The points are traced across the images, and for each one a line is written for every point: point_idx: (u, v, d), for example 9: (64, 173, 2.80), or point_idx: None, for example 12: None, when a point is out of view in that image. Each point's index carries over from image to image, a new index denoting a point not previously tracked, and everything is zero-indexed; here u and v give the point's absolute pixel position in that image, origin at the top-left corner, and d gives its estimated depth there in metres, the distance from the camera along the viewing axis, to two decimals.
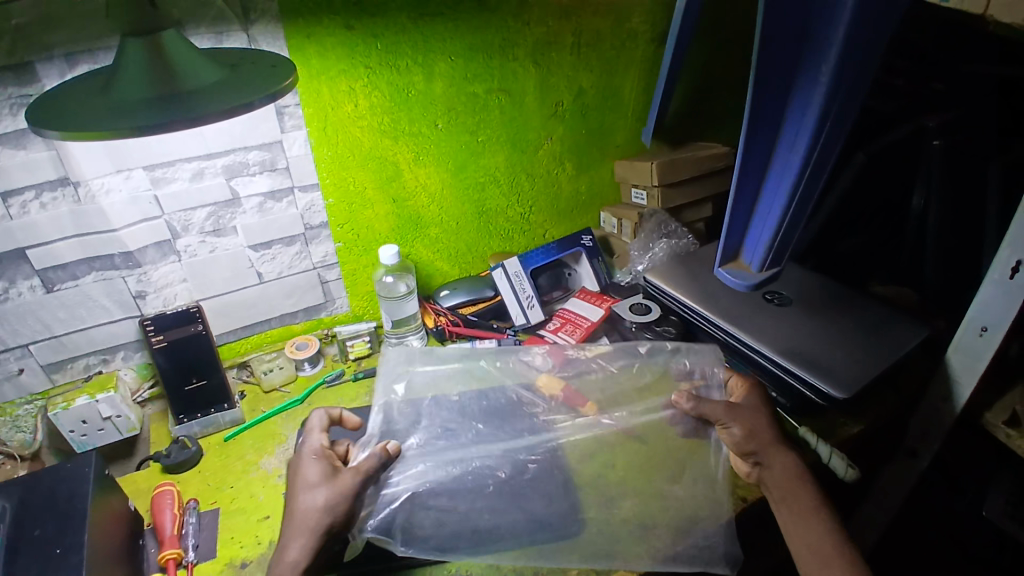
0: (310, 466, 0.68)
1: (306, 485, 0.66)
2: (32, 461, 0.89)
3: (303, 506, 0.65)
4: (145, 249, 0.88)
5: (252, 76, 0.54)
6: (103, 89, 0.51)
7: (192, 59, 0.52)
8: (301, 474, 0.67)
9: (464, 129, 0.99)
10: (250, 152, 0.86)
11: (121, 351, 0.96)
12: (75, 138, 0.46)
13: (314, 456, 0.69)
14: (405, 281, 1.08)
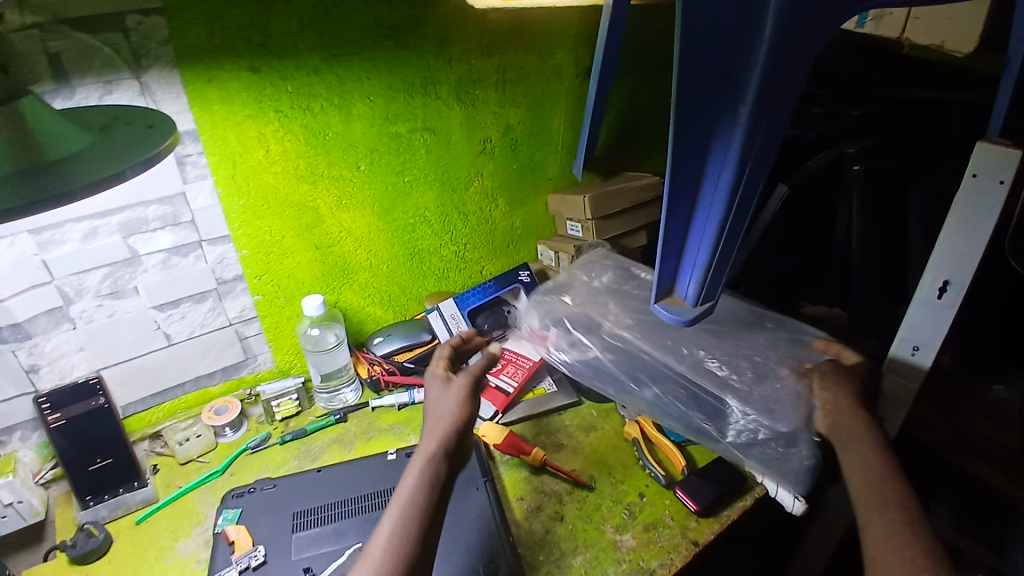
0: (433, 381, 0.81)
1: (434, 396, 0.79)
2: None
3: (432, 405, 0.77)
4: (36, 318, 0.78)
5: (127, 136, 0.48)
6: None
7: (55, 124, 0.46)
8: (429, 390, 0.80)
9: (389, 170, 0.95)
10: (150, 206, 0.79)
11: (17, 431, 0.84)
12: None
13: (435, 376, 0.82)
14: (333, 331, 1.02)
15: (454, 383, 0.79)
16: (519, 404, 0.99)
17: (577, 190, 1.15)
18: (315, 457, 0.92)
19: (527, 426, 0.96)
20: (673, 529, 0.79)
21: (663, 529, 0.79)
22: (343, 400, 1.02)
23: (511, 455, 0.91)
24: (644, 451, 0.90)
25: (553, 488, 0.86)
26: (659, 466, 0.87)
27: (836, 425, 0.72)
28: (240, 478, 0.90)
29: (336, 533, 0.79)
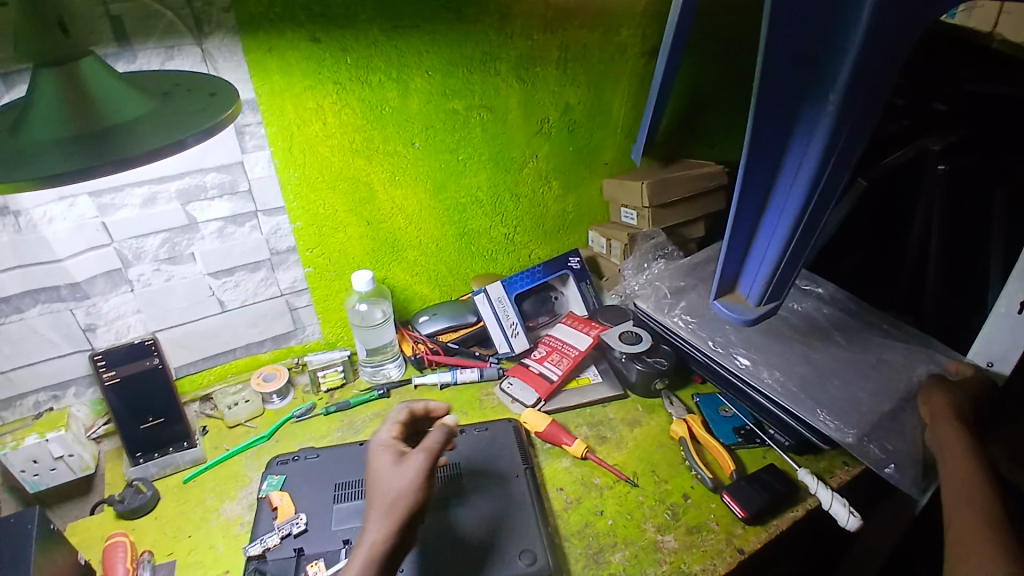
0: (380, 454, 0.66)
1: (380, 473, 0.64)
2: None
3: (376, 484, 0.63)
4: (94, 279, 0.80)
5: (186, 108, 0.47)
6: (13, 128, 0.45)
7: (120, 94, 0.46)
8: (373, 462, 0.66)
9: (443, 148, 0.93)
10: (208, 174, 0.79)
11: (73, 386, 0.88)
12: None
13: (384, 446, 0.67)
14: (381, 308, 1.02)
15: (404, 463, 0.64)
16: (562, 393, 0.97)
17: (634, 175, 1.11)
18: (358, 430, 0.94)
19: (569, 415, 0.95)
20: (718, 535, 0.78)
21: (706, 533, 0.78)
22: (387, 376, 1.02)
23: (552, 444, 0.90)
24: (693, 452, 0.87)
25: (593, 481, 0.85)
26: (706, 468, 0.86)
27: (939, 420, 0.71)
28: (285, 445, 0.92)
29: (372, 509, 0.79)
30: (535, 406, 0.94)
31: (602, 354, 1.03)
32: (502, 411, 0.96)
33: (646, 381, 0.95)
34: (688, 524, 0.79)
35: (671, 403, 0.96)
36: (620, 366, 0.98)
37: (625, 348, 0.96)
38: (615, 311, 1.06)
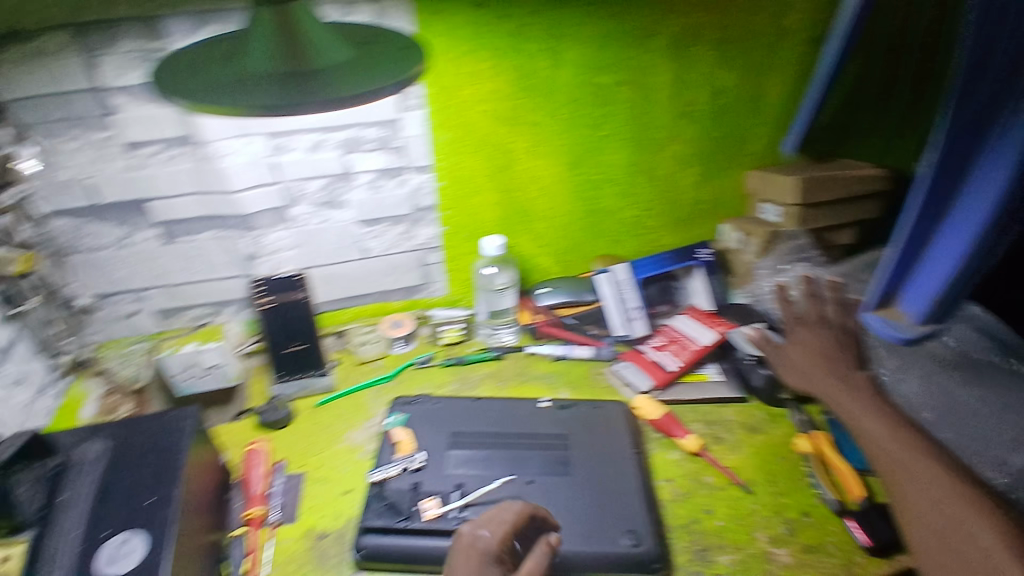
0: (476, 567, 0.64)
1: None
2: (136, 396, 0.93)
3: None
4: (261, 213, 0.88)
5: (382, 58, 0.50)
6: (228, 57, 0.49)
7: (324, 38, 0.48)
8: (455, 564, 0.65)
9: (586, 121, 0.92)
10: (369, 128, 0.84)
11: (231, 306, 0.98)
12: (201, 110, 0.45)
13: (490, 551, 0.65)
14: (506, 274, 1.04)
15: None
16: (677, 385, 0.98)
17: (783, 169, 1.03)
18: (472, 386, 0.98)
19: (684, 410, 0.95)
20: (837, 560, 0.74)
21: (824, 555, 0.75)
22: (502, 341, 1.06)
23: (663, 434, 0.91)
24: (819, 471, 0.83)
25: (704, 480, 0.85)
26: (833, 489, 0.81)
27: (800, 339, 0.91)
28: (407, 388, 0.99)
29: (481, 461, 0.84)
30: (647, 393, 0.95)
31: (725, 354, 1.01)
32: (611, 392, 0.97)
33: (771, 391, 0.95)
34: (804, 543, 0.76)
35: (795, 415, 0.93)
36: (744, 369, 0.97)
37: (752, 351, 0.96)
38: (744, 311, 1.02)
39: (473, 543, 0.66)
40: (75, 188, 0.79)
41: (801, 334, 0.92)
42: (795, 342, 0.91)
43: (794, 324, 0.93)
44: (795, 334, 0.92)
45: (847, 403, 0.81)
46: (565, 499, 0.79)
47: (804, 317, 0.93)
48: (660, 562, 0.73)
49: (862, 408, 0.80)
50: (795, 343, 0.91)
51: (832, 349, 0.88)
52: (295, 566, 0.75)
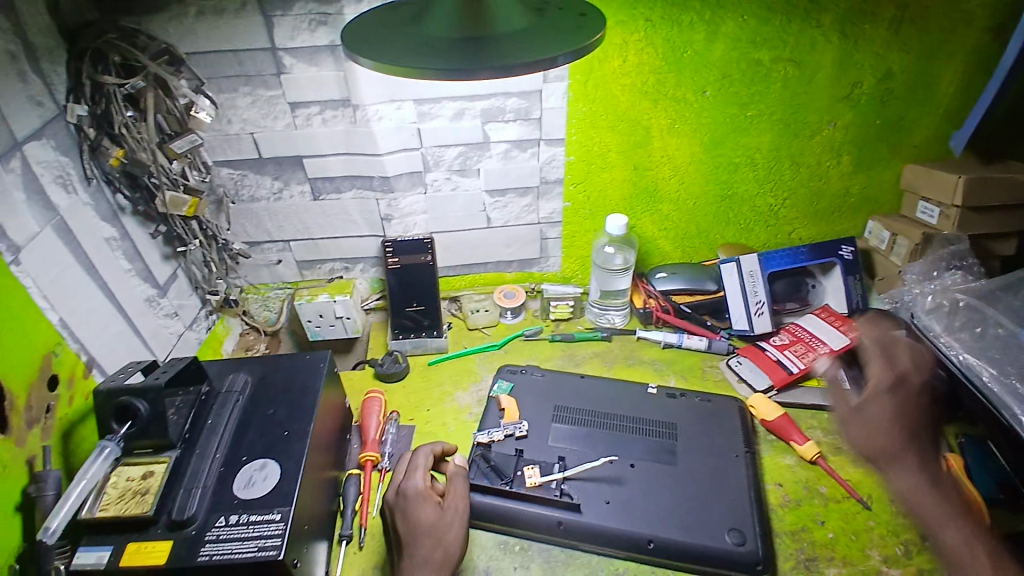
0: (422, 508, 0.69)
1: (428, 523, 0.68)
2: (270, 338, 1.06)
3: (410, 545, 0.67)
4: (400, 176, 0.92)
5: (558, 25, 0.50)
6: (415, 20, 0.52)
7: (505, 5, 0.50)
8: (407, 511, 0.69)
9: (733, 101, 0.88)
10: (510, 98, 0.85)
11: (361, 263, 1.05)
12: (384, 70, 0.47)
13: (421, 495, 0.70)
14: (624, 256, 1.03)
15: (445, 534, 0.68)
16: (799, 388, 0.93)
17: (948, 166, 0.95)
18: (578, 364, 0.99)
19: (801, 414, 0.91)
20: None
21: None
22: (611, 322, 1.06)
23: (778, 437, 0.87)
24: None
25: (818, 489, 0.80)
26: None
27: (872, 407, 0.79)
28: (513, 358, 1.01)
29: (583, 437, 0.84)
30: (766, 393, 0.91)
31: None
32: (725, 388, 0.95)
33: None
34: (921, 568, 0.70)
35: None
36: None
37: None
38: (881, 316, 0.96)
39: (403, 492, 0.71)
40: (243, 141, 0.87)
41: (874, 401, 0.80)
42: (869, 407, 0.79)
43: (871, 397, 0.81)
44: (868, 398, 0.81)
45: (910, 462, 0.72)
46: (667, 488, 0.77)
47: (881, 372, 0.83)
48: (763, 565, 0.70)
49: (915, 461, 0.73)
50: (871, 404, 0.80)
51: (910, 411, 0.78)
52: None
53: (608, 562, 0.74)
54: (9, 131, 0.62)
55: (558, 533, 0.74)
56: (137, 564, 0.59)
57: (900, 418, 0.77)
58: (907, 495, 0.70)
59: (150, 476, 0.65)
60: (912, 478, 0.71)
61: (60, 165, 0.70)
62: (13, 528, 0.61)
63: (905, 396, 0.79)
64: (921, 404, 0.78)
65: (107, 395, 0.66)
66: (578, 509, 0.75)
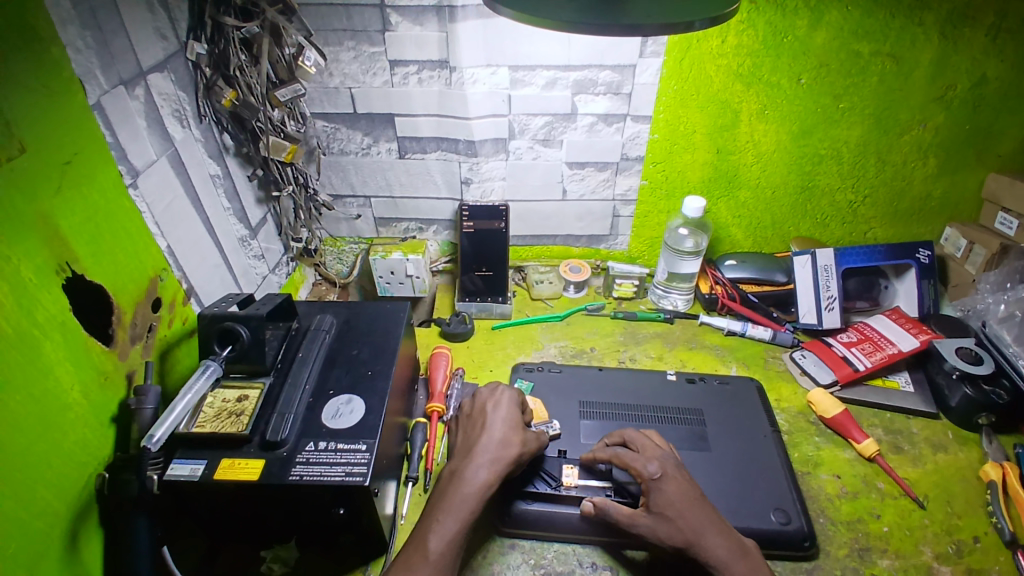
0: (510, 406, 0.75)
1: (503, 420, 0.73)
2: (341, 290, 1.12)
3: (491, 429, 0.72)
4: (485, 142, 0.95)
5: None
6: None
7: None
8: (499, 405, 0.76)
9: (827, 91, 0.88)
10: (604, 71, 0.86)
11: (434, 225, 1.08)
12: (518, 19, 0.48)
13: (511, 401, 0.76)
14: (696, 239, 1.05)
15: (521, 437, 0.72)
16: (863, 385, 0.92)
17: None
18: (639, 341, 1.01)
19: (861, 411, 0.90)
20: None
21: None
22: (672, 305, 1.09)
23: (836, 433, 0.87)
24: (999, 499, 0.76)
25: (875, 484, 0.80)
26: (1008, 520, 0.74)
27: (656, 492, 0.66)
28: (574, 330, 1.04)
29: (641, 409, 0.86)
30: (828, 387, 0.92)
31: (922, 363, 0.94)
32: (788, 380, 0.95)
33: (965, 412, 0.85)
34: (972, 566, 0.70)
35: (988, 442, 0.84)
36: (942, 383, 0.89)
37: (959, 364, 0.85)
38: (952, 322, 0.95)
39: (495, 392, 0.78)
40: (342, 95, 0.90)
41: (652, 462, 0.68)
42: (654, 490, 0.66)
43: (654, 485, 0.66)
44: (642, 465, 0.68)
45: (688, 514, 0.64)
46: (723, 465, 0.78)
47: (645, 454, 0.70)
48: (810, 541, 0.72)
49: (694, 516, 0.64)
50: (657, 484, 0.66)
51: (683, 493, 0.66)
52: None
53: None
54: (137, 60, 0.66)
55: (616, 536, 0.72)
56: (230, 477, 0.62)
57: (685, 502, 0.65)
58: (673, 536, 0.63)
59: (244, 399, 0.70)
60: (668, 523, 0.64)
61: (177, 99, 0.73)
62: (108, 437, 0.66)
63: (674, 468, 0.67)
64: (688, 483, 0.67)
65: (211, 320, 0.71)
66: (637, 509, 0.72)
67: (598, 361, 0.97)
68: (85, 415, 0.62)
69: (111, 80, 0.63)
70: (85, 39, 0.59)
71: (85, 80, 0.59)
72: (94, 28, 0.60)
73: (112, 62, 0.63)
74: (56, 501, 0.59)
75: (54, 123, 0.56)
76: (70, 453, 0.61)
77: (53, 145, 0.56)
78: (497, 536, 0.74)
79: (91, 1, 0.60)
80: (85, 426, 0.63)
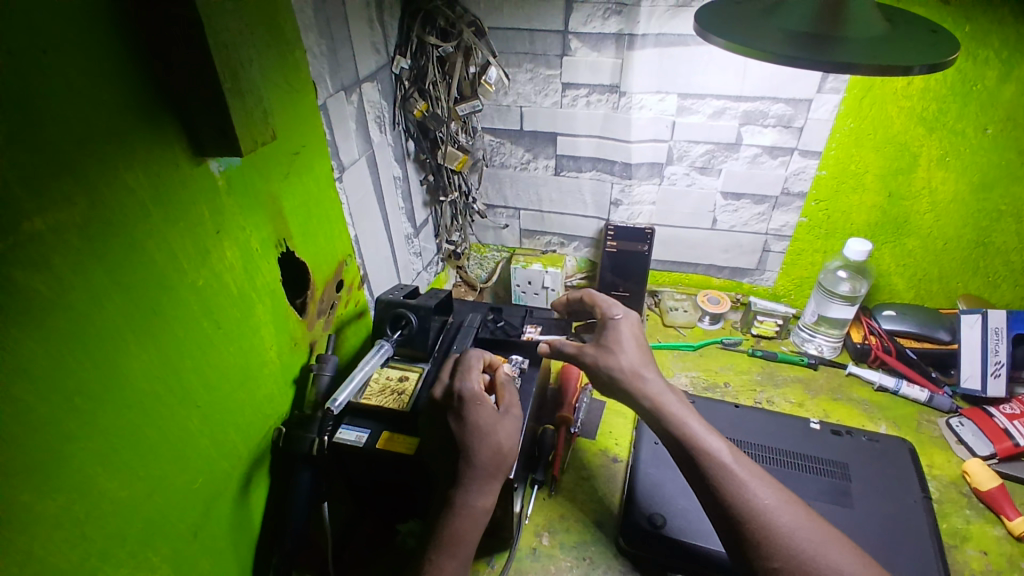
0: (481, 404, 0.65)
1: (483, 427, 0.64)
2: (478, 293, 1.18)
3: (474, 445, 0.63)
4: (641, 165, 0.97)
5: (913, 40, 0.51)
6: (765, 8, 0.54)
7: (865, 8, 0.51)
8: (463, 410, 0.65)
9: (1017, 145, 0.81)
10: (776, 104, 0.85)
11: (576, 242, 1.12)
12: (730, 51, 0.50)
13: (477, 398, 0.66)
14: (854, 284, 1.00)
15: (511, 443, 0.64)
16: (1021, 462, 0.83)
17: None
18: (778, 383, 0.97)
19: (1017, 489, 0.80)
20: None
21: None
22: (818, 349, 1.03)
23: (989, 508, 0.78)
24: None
25: (1021, 565, 0.72)
26: None
27: (611, 327, 0.75)
28: (707, 361, 1.02)
29: (774, 452, 0.83)
30: (985, 460, 0.83)
31: None
32: (942, 446, 0.87)
33: None
34: None
35: None
36: None
37: None
38: None
39: (455, 395, 0.67)
40: (512, 112, 0.97)
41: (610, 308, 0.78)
42: (608, 326, 0.76)
43: (610, 322, 0.76)
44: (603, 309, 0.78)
45: (756, 495, 0.56)
46: (858, 527, 0.73)
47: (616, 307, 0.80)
48: None
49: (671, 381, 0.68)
50: (608, 327, 0.75)
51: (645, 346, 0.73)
52: (590, 473, 0.85)
53: None
54: (356, 70, 0.76)
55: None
56: (390, 449, 0.68)
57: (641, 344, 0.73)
58: (624, 374, 0.70)
59: (404, 379, 0.77)
60: (609, 350, 0.72)
61: (380, 107, 0.83)
62: (288, 395, 0.74)
63: (635, 317, 0.76)
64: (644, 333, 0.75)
65: (387, 306, 0.80)
66: None
67: (732, 398, 0.95)
68: (277, 372, 0.71)
69: (335, 85, 0.72)
70: (320, 47, 0.68)
71: (318, 84, 0.69)
72: (328, 37, 0.69)
73: (338, 70, 0.72)
74: (241, 444, 0.67)
75: (289, 119, 0.65)
76: (259, 404, 0.69)
77: (288, 138, 0.65)
78: (615, 552, 0.75)
79: (331, 16, 0.69)
80: (274, 382, 0.71)
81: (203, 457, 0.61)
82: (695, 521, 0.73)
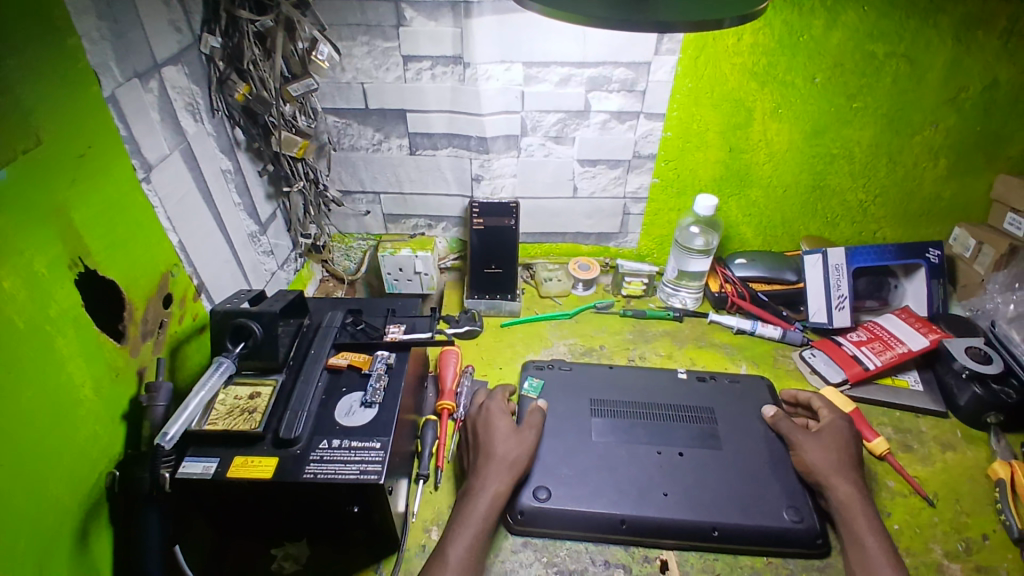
0: (500, 417, 0.79)
1: (500, 435, 0.76)
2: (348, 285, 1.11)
3: (493, 451, 0.74)
4: (497, 138, 0.94)
5: None
6: None
7: None
8: (488, 419, 0.79)
9: (840, 91, 0.89)
10: (618, 68, 0.86)
11: (443, 223, 1.08)
12: (547, 15, 0.48)
13: (501, 412, 0.80)
14: (706, 238, 1.06)
15: (520, 444, 0.76)
16: (873, 384, 0.93)
17: None
18: (648, 339, 1.02)
19: (871, 410, 0.91)
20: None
21: None
22: (681, 303, 1.09)
23: None
24: (1008, 497, 0.76)
25: (886, 483, 0.80)
26: (1019, 517, 0.74)
27: (827, 428, 0.78)
28: (583, 327, 1.04)
29: (648, 408, 0.86)
30: (839, 386, 0.92)
31: (930, 363, 0.95)
32: (798, 378, 0.96)
33: (975, 410, 0.86)
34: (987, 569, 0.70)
35: (997, 440, 0.84)
36: (952, 383, 0.89)
37: (969, 364, 0.86)
38: (961, 322, 0.95)
39: (487, 406, 0.81)
40: (354, 90, 0.90)
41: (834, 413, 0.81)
42: (823, 428, 0.79)
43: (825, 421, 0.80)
44: (824, 412, 0.81)
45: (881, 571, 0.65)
46: (727, 468, 0.78)
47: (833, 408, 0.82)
48: (823, 539, 0.72)
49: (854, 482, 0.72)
50: (824, 427, 0.79)
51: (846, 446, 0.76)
52: None
53: (653, 548, 0.73)
54: (152, 53, 0.65)
55: (622, 533, 0.73)
56: (243, 475, 0.62)
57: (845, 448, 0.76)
58: (824, 472, 0.73)
59: (255, 397, 0.70)
60: (823, 456, 0.75)
61: (190, 93, 0.72)
62: (119, 433, 0.64)
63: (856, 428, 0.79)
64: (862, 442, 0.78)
65: (224, 316, 0.72)
66: (636, 505, 0.74)
67: (608, 358, 0.98)
68: (97, 410, 0.61)
69: (126, 73, 0.62)
70: (100, 31, 0.58)
71: (101, 73, 0.58)
72: (110, 18, 0.59)
73: (127, 54, 0.62)
74: (67, 495, 0.57)
75: (67, 116, 0.55)
76: (81, 449, 0.59)
77: (67, 138, 0.55)
78: (507, 532, 0.74)
79: None
80: (97, 421, 0.61)
81: (14, 525, 0.51)
82: (576, 487, 0.76)
